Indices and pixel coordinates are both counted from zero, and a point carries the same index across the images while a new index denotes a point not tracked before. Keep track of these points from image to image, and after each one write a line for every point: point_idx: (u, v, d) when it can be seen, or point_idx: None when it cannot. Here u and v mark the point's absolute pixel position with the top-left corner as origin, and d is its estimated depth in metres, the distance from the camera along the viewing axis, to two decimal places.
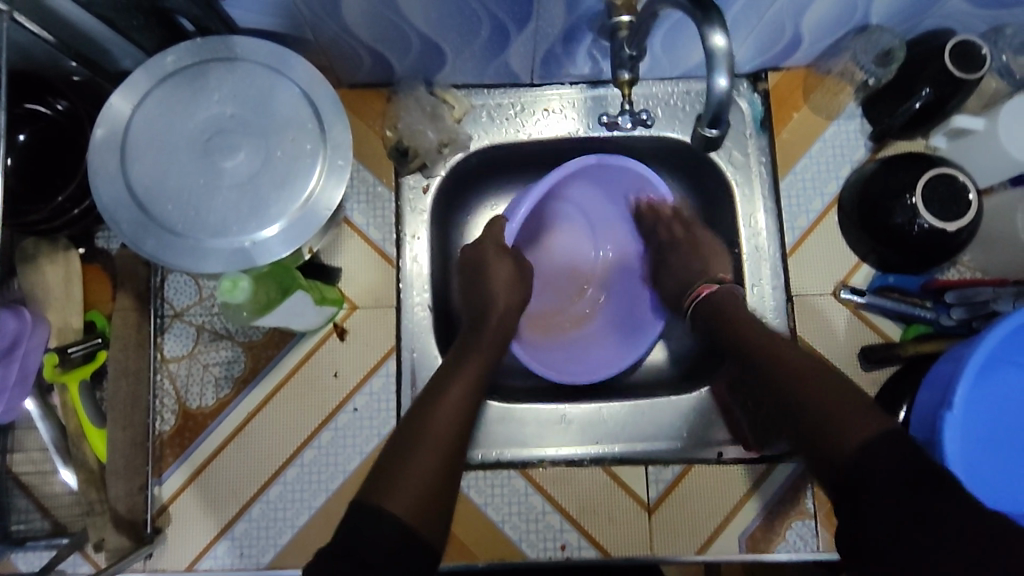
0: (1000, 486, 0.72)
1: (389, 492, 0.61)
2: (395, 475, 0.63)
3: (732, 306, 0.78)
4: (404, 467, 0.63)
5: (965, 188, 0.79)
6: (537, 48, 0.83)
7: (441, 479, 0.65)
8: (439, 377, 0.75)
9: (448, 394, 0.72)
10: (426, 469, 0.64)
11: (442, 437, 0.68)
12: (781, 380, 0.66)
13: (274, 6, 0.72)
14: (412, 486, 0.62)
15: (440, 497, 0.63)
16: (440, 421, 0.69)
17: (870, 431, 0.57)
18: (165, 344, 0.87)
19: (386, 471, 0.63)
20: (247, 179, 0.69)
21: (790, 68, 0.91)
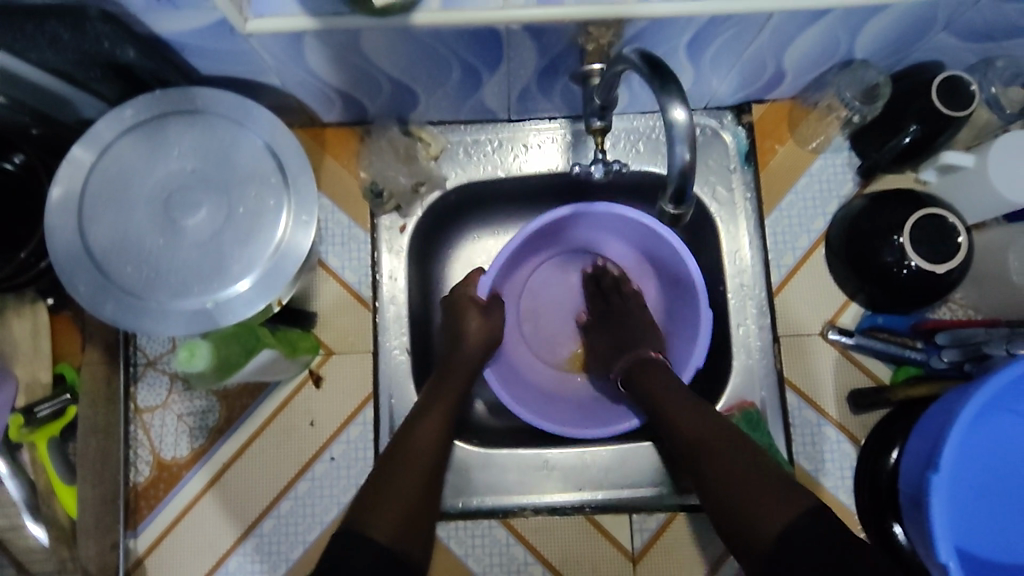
0: (989, 536, 0.70)
1: (373, 511, 0.63)
2: (375, 499, 0.64)
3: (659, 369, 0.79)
4: (383, 494, 0.64)
5: (956, 229, 0.77)
6: (511, 88, 0.80)
7: (420, 502, 0.66)
8: (422, 403, 0.76)
9: (428, 419, 0.73)
10: (406, 494, 0.65)
11: (422, 464, 0.69)
12: (699, 458, 0.67)
13: (238, 55, 0.70)
14: (391, 510, 0.63)
15: (422, 516, 0.65)
16: (421, 445, 0.70)
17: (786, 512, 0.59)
18: (138, 394, 0.85)
19: (369, 498, 0.64)
20: (209, 238, 0.67)
21: (775, 100, 0.88)
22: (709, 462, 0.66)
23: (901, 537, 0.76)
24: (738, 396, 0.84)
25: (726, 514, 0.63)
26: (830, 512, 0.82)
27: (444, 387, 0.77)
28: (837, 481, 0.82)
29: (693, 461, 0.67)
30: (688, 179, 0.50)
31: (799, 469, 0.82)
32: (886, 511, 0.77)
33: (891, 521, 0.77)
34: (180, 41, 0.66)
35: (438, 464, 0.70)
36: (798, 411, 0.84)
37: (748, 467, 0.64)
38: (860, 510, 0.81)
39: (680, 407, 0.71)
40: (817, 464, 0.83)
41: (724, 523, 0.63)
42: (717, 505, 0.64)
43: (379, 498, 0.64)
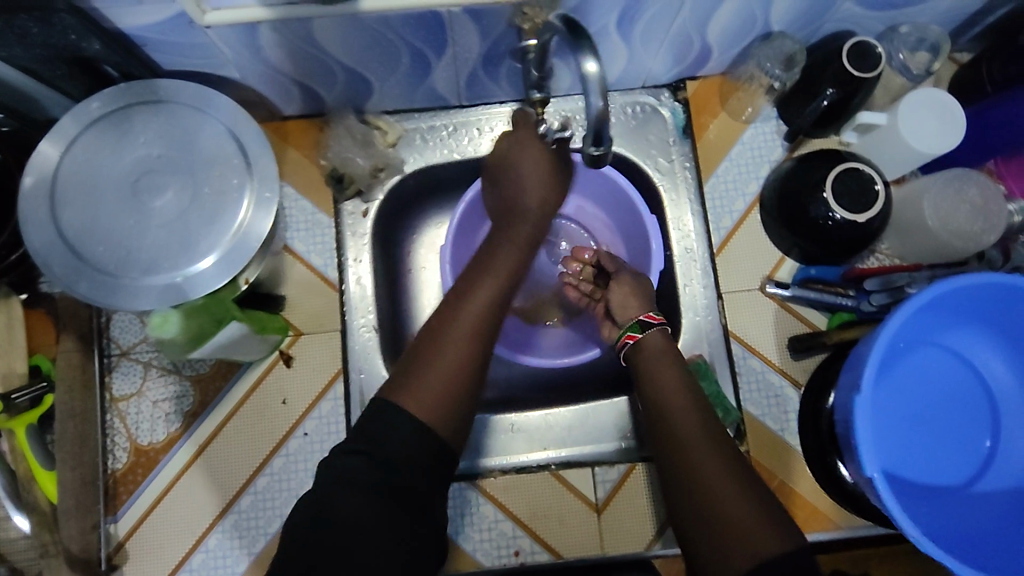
0: (920, 463, 0.77)
1: (412, 380, 0.67)
2: (416, 366, 0.68)
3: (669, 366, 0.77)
4: (425, 367, 0.68)
5: (873, 180, 0.83)
6: (459, 72, 0.86)
7: (469, 360, 0.69)
8: (487, 248, 0.79)
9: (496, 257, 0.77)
10: (451, 367, 0.68)
11: (471, 330, 0.71)
12: (691, 464, 0.67)
13: (196, 48, 0.75)
14: (432, 381, 0.67)
15: (463, 398, 0.68)
16: (469, 311, 0.72)
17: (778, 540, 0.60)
18: (113, 383, 0.88)
19: (409, 362, 0.69)
20: (175, 217, 0.71)
21: (706, 76, 0.95)
22: (705, 471, 0.65)
23: (845, 473, 0.81)
24: (688, 351, 0.90)
25: (698, 518, 0.63)
26: (780, 455, 0.86)
27: (504, 232, 0.79)
28: (783, 424, 0.87)
29: (678, 460, 0.68)
30: (604, 127, 0.54)
31: (747, 414, 0.87)
32: (829, 448, 0.82)
33: (834, 458, 0.82)
34: (140, 36, 0.71)
35: (495, 315, 0.73)
36: (743, 360, 0.89)
37: (748, 497, 0.63)
38: (806, 450, 0.86)
39: (689, 415, 0.71)
40: (764, 409, 0.87)
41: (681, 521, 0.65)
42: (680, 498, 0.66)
43: (422, 369, 0.67)
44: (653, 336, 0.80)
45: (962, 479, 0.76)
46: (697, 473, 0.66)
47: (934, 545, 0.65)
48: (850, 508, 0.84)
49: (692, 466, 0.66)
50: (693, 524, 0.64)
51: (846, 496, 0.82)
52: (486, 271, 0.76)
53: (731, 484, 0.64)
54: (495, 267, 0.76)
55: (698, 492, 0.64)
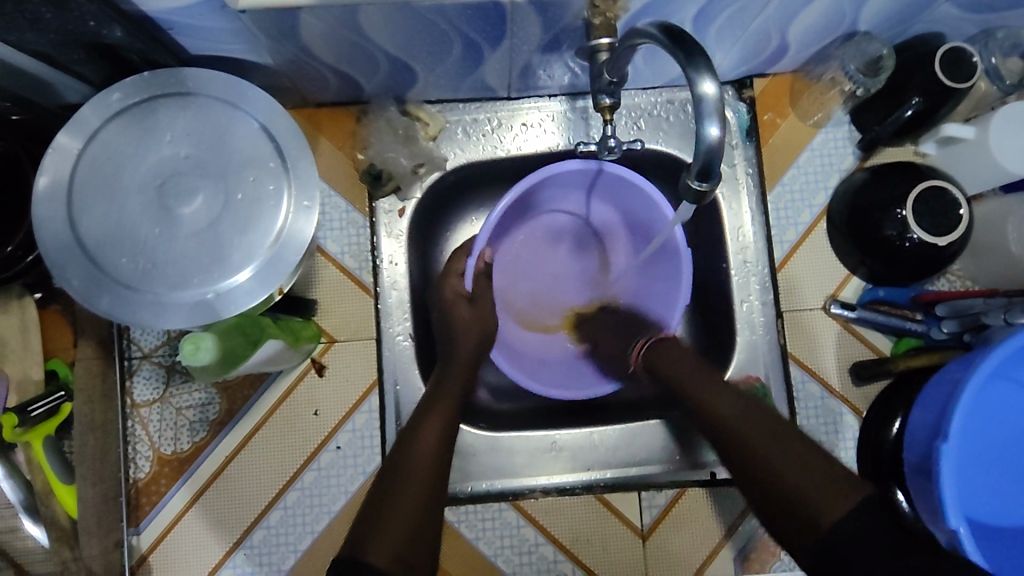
0: (989, 502, 0.73)
1: (368, 532, 0.59)
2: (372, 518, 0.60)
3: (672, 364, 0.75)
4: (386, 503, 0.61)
5: (956, 202, 0.77)
6: (512, 64, 0.78)
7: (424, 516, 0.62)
8: (429, 398, 0.74)
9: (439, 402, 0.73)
10: (412, 505, 0.61)
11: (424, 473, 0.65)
12: (749, 450, 0.64)
13: (228, 34, 0.67)
14: (394, 528, 0.59)
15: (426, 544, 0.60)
16: (422, 453, 0.66)
17: (844, 506, 0.56)
18: (134, 388, 0.83)
19: (367, 516, 0.61)
20: (207, 225, 0.65)
21: (776, 73, 0.88)
22: (761, 453, 0.62)
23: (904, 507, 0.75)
24: (742, 371, 0.85)
25: (772, 503, 0.60)
26: None
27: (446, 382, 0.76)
28: (840, 452, 0.83)
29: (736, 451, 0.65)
30: (716, 159, 0.47)
31: None
32: (890, 481, 0.77)
33: (895, 489, 0.76)
34: (168, 20, 0.63)
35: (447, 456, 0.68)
36: (802, 384, 0.84)
37: (809, 468, 0.60)
38: None
39: (722, 407, 0.68)
40: (821, 435, 0.83)
41: (767, 511, 0.61)
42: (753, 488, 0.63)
43: (386, 506, 0.61)
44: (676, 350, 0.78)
45: None
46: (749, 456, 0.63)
47: None
48: None
49: (749, 452, 0.63)
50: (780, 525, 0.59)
51: None
52: (427, 414, 0.71)
53: (790, 458, 0.61)
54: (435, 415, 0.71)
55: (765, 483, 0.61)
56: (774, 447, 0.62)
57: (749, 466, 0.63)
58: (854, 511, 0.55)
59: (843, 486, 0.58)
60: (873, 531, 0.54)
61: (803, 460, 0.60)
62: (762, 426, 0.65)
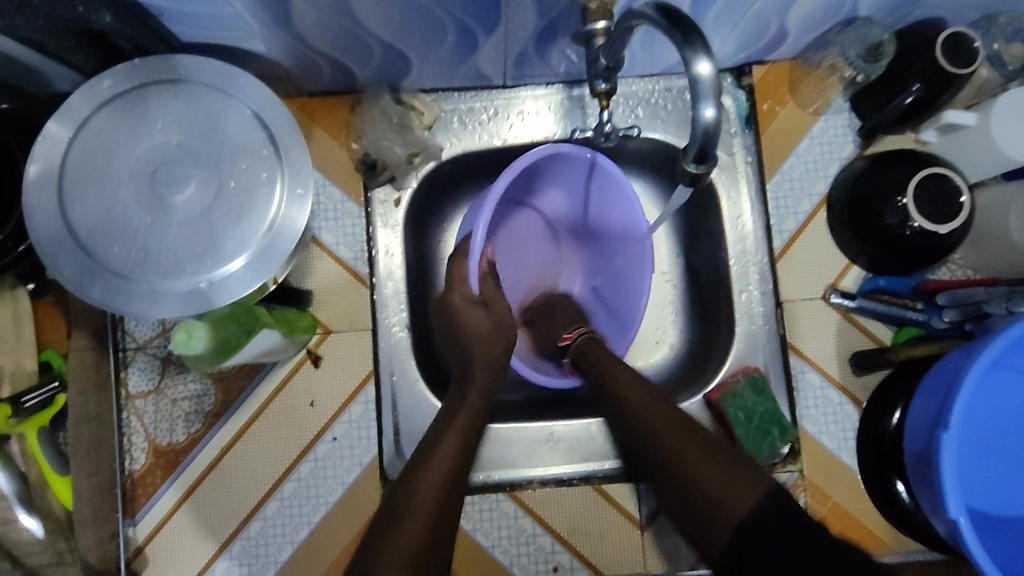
0: (992, 492, 0.72)
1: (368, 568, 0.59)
2: (375, 551, 0.60)
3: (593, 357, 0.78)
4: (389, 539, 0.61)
5: (957, 188, 0.76)
6: (508, 51, 0.77)
7: (428, 549, 0.61)
8: (443, 418, 0.74)
9: (454, 425, 0.72)
10: (414, 536, 0.61)
11: (431, 503, 0.65)
12: (662, 448, 0.69)
13: (220, 20, 0.66)
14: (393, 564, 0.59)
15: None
16: (429, 481, 0.66)
17: (750, 496, 0.62)
18: (129, 379, 0.82)
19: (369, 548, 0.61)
20: (200, 214, 0.64)
21: (774, 62, 0.87)
22: (675, 451, 0.68)
23: (904, 495, 0.77)
24: (741, 361, 0.84)
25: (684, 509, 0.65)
26: (835, 474, 0.82)
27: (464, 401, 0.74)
28: (840, 443, 0.83)
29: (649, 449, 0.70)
30: (712, 140, 0.47)
31: (803, 432, 0.83)
32: (890, 470, 0.78)
33: (894, 479, 0.77)
34: (159, 6, 0.63)
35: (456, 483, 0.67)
36: (802, 374, 0.84)
37: (714, 461, 0.65)
38: (862, 471, 0.82)
39: (645, 405, 0.72)
40: (821, 426, 0.83)
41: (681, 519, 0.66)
42: (672, 503, 0.67)
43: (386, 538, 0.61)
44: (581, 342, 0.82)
45: None
46: (662, 457, 0.68)
47: None
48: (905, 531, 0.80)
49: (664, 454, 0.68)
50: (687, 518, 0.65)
51: (903, 520, 0.78)
52: (441, 435, 0.71)
53: (698, 453, 0.67)
54: (449, 435, 0.71)
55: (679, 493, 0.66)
56: (684, 448, 0.67)
57: (668, 461, 0.68)
58: (757, 501, 0.61)
59: (750, 477, 0.64)
60: (777, 523, 0.59)
61: (708, 452, 0.66)
62: (673, 424, 0.70)
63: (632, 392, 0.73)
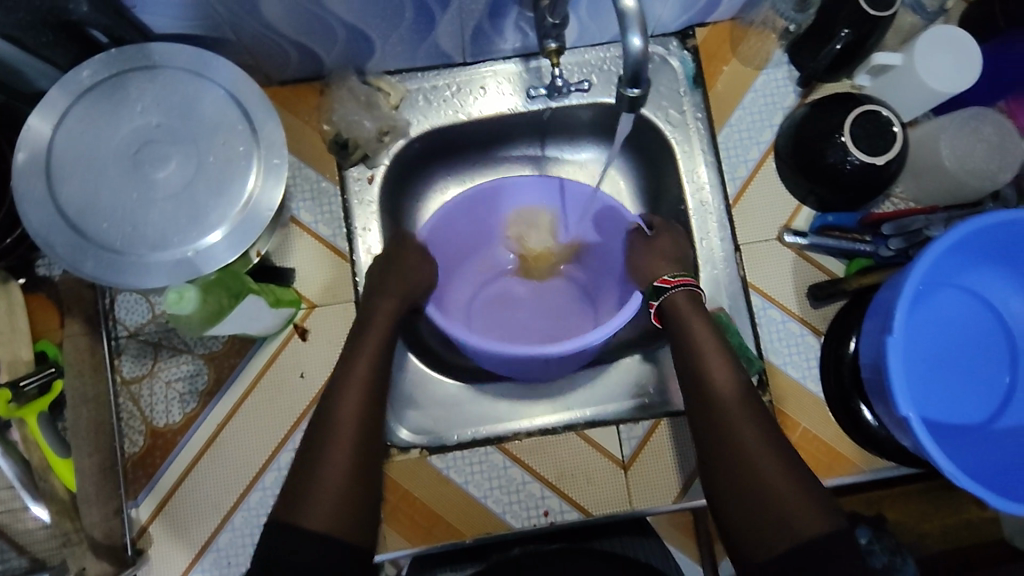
0: (944, 403, 0.78)
1: (302, 501, 0.63)
2: (306, 481, 0.64)
3: (697, 318, 0.76)
4: (313, 475, 0.65)
5: (890, 122, 0.82)
6: (464, 25, 0.82)
7: (361, 474, 0.66)
8: (358, 327, 0.78)
9: (365, 347, 0.75)
10: (344, 461, 0.65)
11: (355, 423, 0.68)
12: (740, 440, 0.66)
13: (189, 9, 0.71)
14: (326, 491, 0.63)
15: (365, 497, 0.65)
16: (351, 402, 0.70)
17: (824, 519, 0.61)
18: (122, 366, 0.85)
19: (301, 474, 0.65)
20: (182, 188, 0.68)
21: (716, 22, 0.93)
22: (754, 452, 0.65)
23: (868, 416, 0.81)
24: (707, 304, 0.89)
25: (744, 504, 0.63)
26: (802, 401, 0.87)
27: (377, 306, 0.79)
28: (805, 371, 0.88)
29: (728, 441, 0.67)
30: (642, 68, 0.52)
31: (769, 364, 0.88)
32: (852, 393, 0.83)
33: (857, 402, 0.82)
34: None
35: (377, 399, 0.71)
36: (763, 311, 0.89)
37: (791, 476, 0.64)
38: (829, 398, 0.86)
39: (734, 391, 0.69)
40: (785, 357, 0.88)
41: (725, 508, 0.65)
42: (725, 492, 0.65)
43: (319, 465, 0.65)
44: (677, 295, 0.79)
45: (986, 415, 0.77)
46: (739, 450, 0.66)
47: (969, 481, 0.65)
48: (874, 450, 0.85)
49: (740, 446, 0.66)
50: (733, 501, 0.64)
51: (870, 439, 0.83)
52: (359, 348, 0.75)
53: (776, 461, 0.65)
54: (366, 350, 0.74)
55: (747, 484, 0.64)
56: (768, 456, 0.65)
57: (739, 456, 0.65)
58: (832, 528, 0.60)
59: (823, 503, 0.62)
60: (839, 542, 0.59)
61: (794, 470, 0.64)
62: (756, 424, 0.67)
63: (726, 381, 0.70)
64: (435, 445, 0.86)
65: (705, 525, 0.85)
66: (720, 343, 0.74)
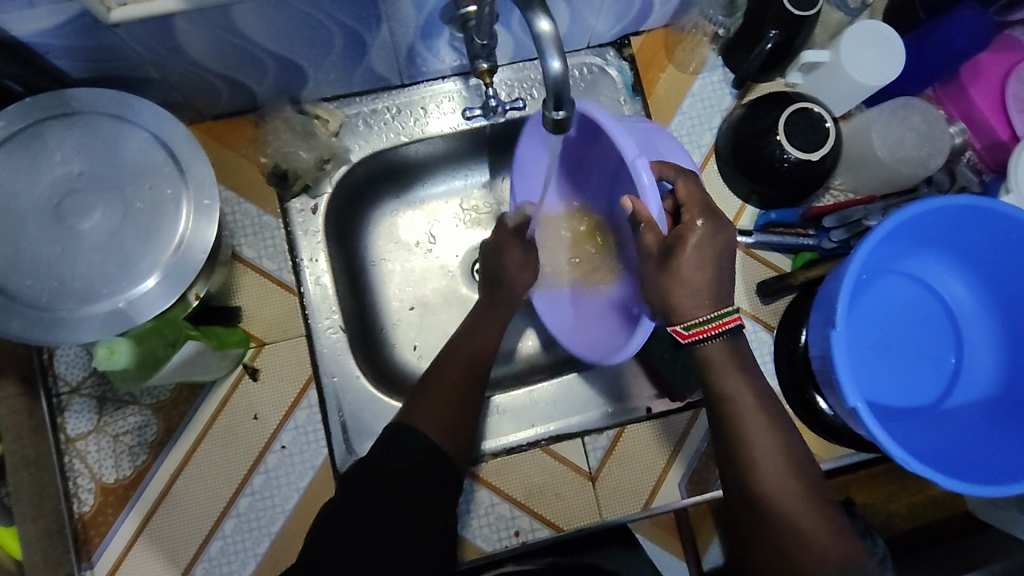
0: (893, 387, 0.80)
1: (414, 407, 0.73)
2: (420, 396, 0.74)
3: (736, 378, 0.63)
4: (427, 391, 0.74)
5: (822, 118, 0.83)
6: (397, 48, 0.81)
7: (466, 401, 0.75)
8: (486, 297, 0.88)
9: (491, 312, 0.85)
10: (455, 387, 0.75)
11: (473, 361, 0.79)
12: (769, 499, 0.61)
13: (106, 52, 0.68)
14: (438, 405, 0.73)
15: (466, 425, 0.73)
16: (476, 345, 0.80)
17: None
18: (66, 424, 0.82)
19: (416, 392, 0.75)
20: (109, 238, 0.66)
21: (649, 30, 0.94)
22: (784, 510, 0.61)
23: (824, 406, 0.83)
24: None
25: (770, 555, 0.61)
26: None
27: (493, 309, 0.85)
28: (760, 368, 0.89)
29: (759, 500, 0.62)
30: (564, 88, 0.52)
31: None
32: (807, 385, 0.84)
33: (813, 394, 0.83)
34: (41, 43, 0.64)
35: (491, 353, 0.81)
36: None
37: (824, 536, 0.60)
38: (785, 392, 0.87)
39: (772, 449, 0.62)
40: None
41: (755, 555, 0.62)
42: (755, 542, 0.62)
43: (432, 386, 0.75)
44: (712, 353, 0.64)
45: (933, 397, 0.80)
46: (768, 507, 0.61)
47: (919, 464, 0.66)
48: (835, 441, 0.86)
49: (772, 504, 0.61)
50: (760, 551, 0.62)
51: (830, 430, 0.84)
52: (486, 310, 0.85)
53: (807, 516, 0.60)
54: (493, 311, 0.85)
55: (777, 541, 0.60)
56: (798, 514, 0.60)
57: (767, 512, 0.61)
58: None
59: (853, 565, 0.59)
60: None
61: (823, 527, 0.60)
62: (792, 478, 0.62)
63: (768, 437, 0.63)
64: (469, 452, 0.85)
65: (688, 521, 0.86)
66: (759, 403, 0.64)
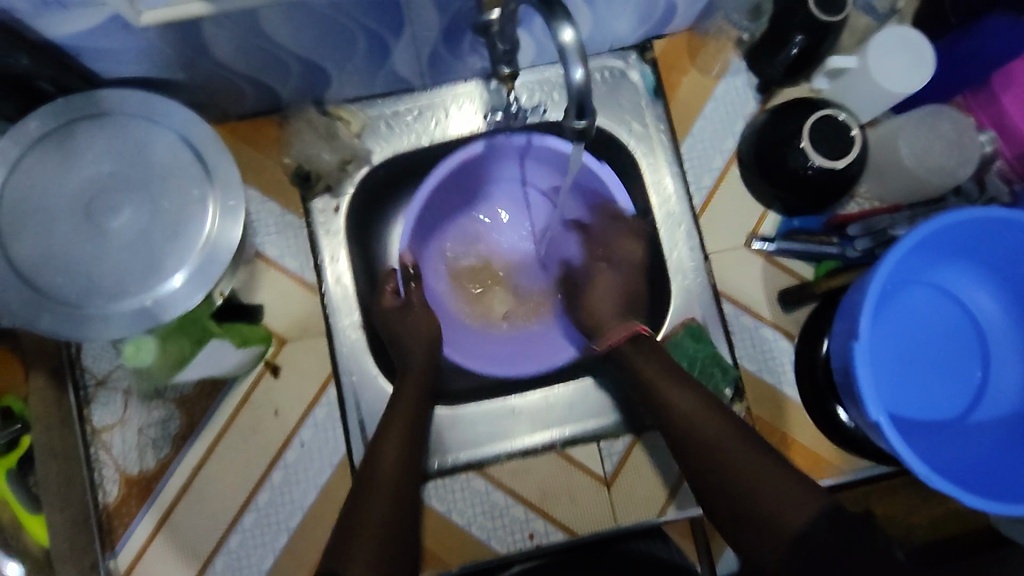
0: (915, 400, 0.79)
1: (343, 551, 0.63)
2: (348, 535, 0.64)
3: (676, 390, 0.73)
4: (360, 515, 0.66)
5: (847, 125, 0.82)
6: (420, 52, 0.82)
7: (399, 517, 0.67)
8: (387, 408, 0.78)
9: (399, 412, 0.77)
10: (385, 508, 0.67)
11: (393, 480, 0.70)
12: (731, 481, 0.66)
13: (136, 54, 0.70)
14: (366, 544, 0.63)
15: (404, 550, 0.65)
16: (390, 461, 0.72)
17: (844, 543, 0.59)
18: (93, 415, 0.84)
19: (346, 524, 0.65)
20: (137, 237, 0.67)
21: (672, 34, 0.93)
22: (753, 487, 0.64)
23: (844, 417, 0.82)
24: (680, 316, 0.90)
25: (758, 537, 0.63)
26: (779, 406, 0.87)
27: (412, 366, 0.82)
28: (780, 376, 0.88)
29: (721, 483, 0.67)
30: (587, 98, 0.53)
31: (744, 371, 0.88)
32: (828, 396, 0.83)
33: (833, 404, 0.83)
34: (74, 45, 0.66)
35: (415, 462, 0.73)
36: (736, 319, 0.89)
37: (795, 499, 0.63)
38: (805, 400, 0.87)
39: (719, 425, 0.70)
40: (760, 364, 0.88)
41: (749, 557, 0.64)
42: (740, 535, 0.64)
43: (362, 516, 0.65)
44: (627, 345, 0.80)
45: (957, 411, 0.78)
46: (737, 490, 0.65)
47: (943, 482, 0.65)
48: (852, 451, 0.85)
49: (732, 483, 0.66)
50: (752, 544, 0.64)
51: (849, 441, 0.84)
52: (392, 416, 0.76)
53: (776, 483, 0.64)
54: (399, 413, 0.76)
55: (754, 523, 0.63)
56: (765, 484, 0.64)
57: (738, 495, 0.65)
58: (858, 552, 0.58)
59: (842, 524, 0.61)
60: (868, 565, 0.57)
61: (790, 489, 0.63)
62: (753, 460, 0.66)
63: (717, 444, 0.68)
64: (440, 467, 0.85)
65: (702, 526, 0.85)
66: (699, 399, 0.73)
